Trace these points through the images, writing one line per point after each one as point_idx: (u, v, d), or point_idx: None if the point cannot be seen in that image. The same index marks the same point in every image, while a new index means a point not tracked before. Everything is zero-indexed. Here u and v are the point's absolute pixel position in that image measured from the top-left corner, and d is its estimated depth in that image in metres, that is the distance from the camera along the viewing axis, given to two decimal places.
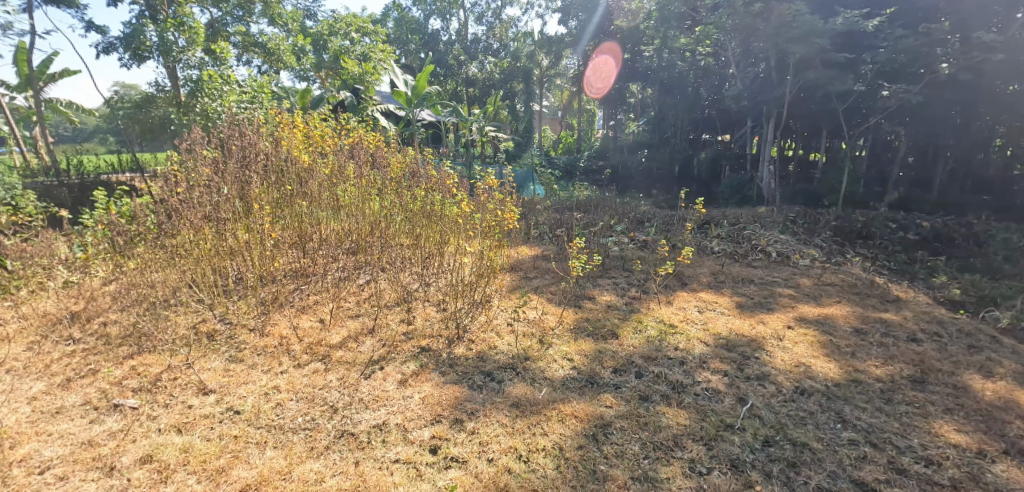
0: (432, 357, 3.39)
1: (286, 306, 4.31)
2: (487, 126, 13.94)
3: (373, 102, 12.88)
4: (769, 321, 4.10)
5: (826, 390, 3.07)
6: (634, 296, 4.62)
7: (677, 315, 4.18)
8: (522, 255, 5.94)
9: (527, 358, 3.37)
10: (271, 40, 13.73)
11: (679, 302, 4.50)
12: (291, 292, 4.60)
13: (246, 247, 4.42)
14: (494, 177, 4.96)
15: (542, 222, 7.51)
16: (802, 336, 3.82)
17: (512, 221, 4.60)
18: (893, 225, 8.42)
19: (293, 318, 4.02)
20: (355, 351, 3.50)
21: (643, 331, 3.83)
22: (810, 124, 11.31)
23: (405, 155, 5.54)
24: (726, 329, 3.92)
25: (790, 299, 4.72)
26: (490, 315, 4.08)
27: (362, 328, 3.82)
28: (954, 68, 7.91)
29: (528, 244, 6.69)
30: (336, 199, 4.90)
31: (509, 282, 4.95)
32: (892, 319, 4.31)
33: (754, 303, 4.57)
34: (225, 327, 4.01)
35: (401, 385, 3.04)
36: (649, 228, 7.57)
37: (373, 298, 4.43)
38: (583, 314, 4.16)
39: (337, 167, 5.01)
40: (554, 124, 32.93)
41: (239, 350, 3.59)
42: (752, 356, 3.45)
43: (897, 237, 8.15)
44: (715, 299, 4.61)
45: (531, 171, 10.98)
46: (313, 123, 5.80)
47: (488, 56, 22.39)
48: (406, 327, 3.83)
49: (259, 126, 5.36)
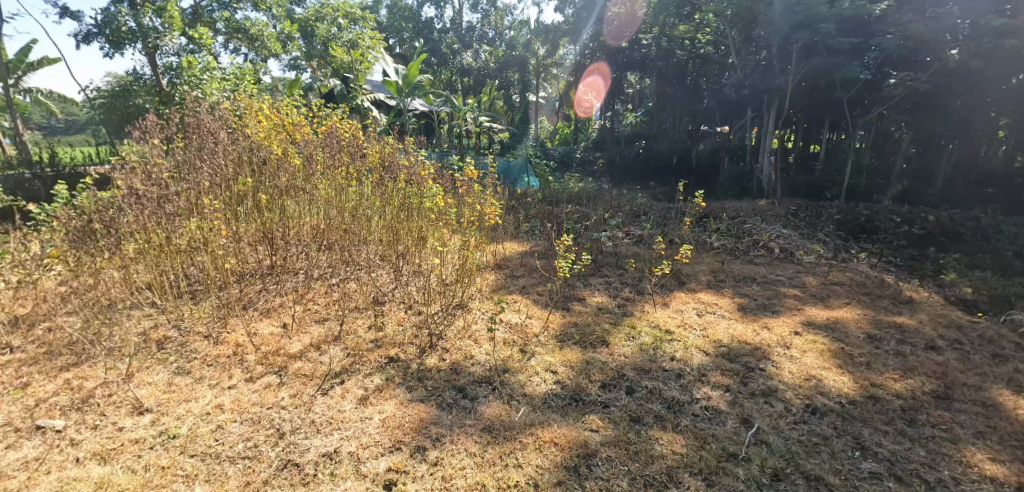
0: (400, 369, 3.04)
1: (249, 308, 3.94)
2: (480, 115, 13.50)
3: (362, 91, 12.43)
4: (775, 326, 3.75)
5: (841, 409, 2.76)
6: (627, 298, 4.26)
7: (675, 319, 3.83)
8: (511, 252, 5.59)
9: (505, 371, 3.01)
10: (256, 26, 13.27)
11: (676, 304, 4.14)
12: (256, 293, 4.20)
13: (205, 244, 4.03)
14: (475, 168, 4.59)
15: (533, 216, 7.13)
16: (810, 344, 3.49)
17: (494, 216, 4.26)
18: (899, 218, 8.08)
19: (252, 324, 3.65)
20: (315, 362, 3.13)
21: (636, 338, 3.48)
22: (811, 115, 10.94)
23: (382, 144, 5.16)
24: (728, 336, 3.57)
25: (796, 300, 4.38)
26: (469, 320, 3.72)
27: (326, 336, 3.45)
28: (964, 54, 7.53)
29: (516, 240, 6.33)
30: (305, 192, 4.57)
31: (494, 282, 4.59)
32: (908, 323, 3.98)
33: (756, 305, 4.22)
34: (178, 334, 3.59)
35: (360, 405, 2.68)
36: (645, 222, 7.21)
37: (343, 298, 4.04)
38: (571, 318, 3.80)
39: (305, 158, 4.62)
40: (552, 115, 32.57)
41: (188, 361, 3.22)
42: (756, 368, 3.11)
43: (902, 232, 7.80)
44: (715, 301, 4.26)
45: (525, 162, 10.56)
46: (284, 109, 5.38)
47: (483, 45, 21.94)
48: (375, 334, 3.46)
49: (222, 113, 4.94)
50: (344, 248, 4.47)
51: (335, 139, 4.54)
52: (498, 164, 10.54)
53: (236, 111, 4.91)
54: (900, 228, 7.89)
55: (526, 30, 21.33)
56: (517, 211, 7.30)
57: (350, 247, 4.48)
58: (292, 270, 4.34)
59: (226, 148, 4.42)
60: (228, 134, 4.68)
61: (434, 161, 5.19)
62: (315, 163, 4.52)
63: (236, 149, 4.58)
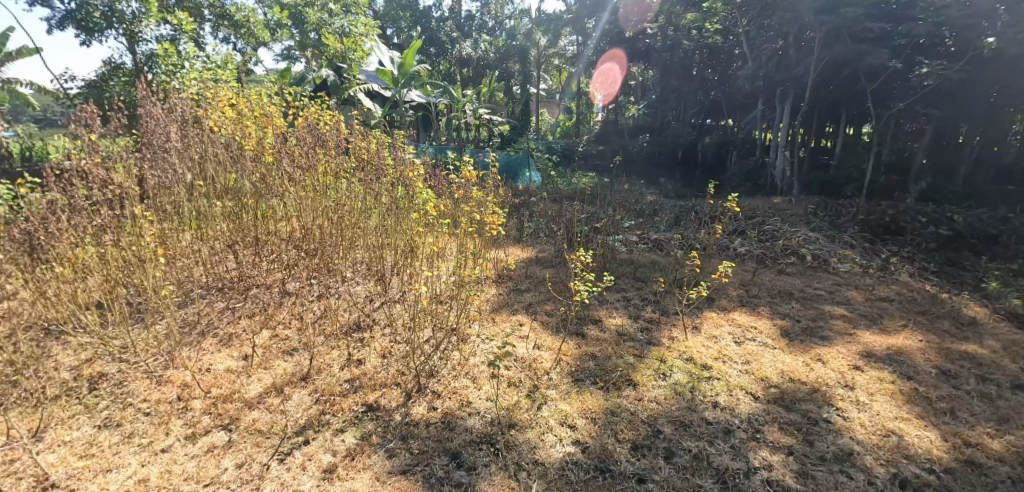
0: (381, 423, 2.48)
1: (212, 333, 3.38)
2: (481, 107, 12.78)
3: (357, 81, 11.74)
4: (830, 358, 3.17)
5: (934, 482, 2.23)
6: (650, 319, 3.66)
7: (710, 350, 3.23)
8: (515, 260, 5.03)
9: (512, 425, 2.44)
10: (241, 11, 12.60)
11: (708, 328, 3.53)
12: (220, 313, 3.61)
13: (145, 260, 3.40)
14: (472, 169, 3.94)
15: (538, 217, 6.53)
16: (877, 383, 2.91)
17: (495, 225, 3.64)
18: (925, 218, 7.48)
19: (208, 359, 3.08)
20: (276, 412, 2.57)
21: (669, 376, 2.89)
22: (830, 108, 10.30)
23: (369, 138, 4.55)
24: (777, 373, 2.97)
25: (845, 321, 3.80)
26: (467, 351, 3.12)
27: (293, 374, 2.86)
28: (1002, 42, 6.91)
29: (521, 245, 5.74)
30: (276, 192, 3.96)
31: (496, 298, 4.01)
32: (981, 353, 3.40)
33: (801, 329, 3.62)
34: (114, 369, 3.01)
35: (324, 481, 2.19)
36: (659, 225, 6.62)
37: (318, 319, 3.46)
38: (587, 348, 3.19)
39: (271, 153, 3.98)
40: (553, 107, 31.98)
41: (121, 407, 2.70)
42: (821, 419, 2.54)
43: (931, 233, 7.15)
44: (753, 324, 3.66)
45: (527, 155, 9.92)
46: (256, 98, 4.71)
47: (484, 35, 21.44)
48: (353, 370, 2.87)
49: (181, 101, 4.31)
50: (321, 257, 3.89)
51: (310, 135, 3.90)
52: (500, 158, 9.83)
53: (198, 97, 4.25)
54: (928, 229, 7.26)
55: (527, 21, 20.51)
56: (520, 214, 6.69)
57: (330, 257, 3.89)
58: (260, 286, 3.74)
59: (179, 146, 3.83)
60: (185, 126, 4.04)
61: (427, 159, 4.56)
62: (285, 158, 3.88)
63: (195, 144, 3.97)
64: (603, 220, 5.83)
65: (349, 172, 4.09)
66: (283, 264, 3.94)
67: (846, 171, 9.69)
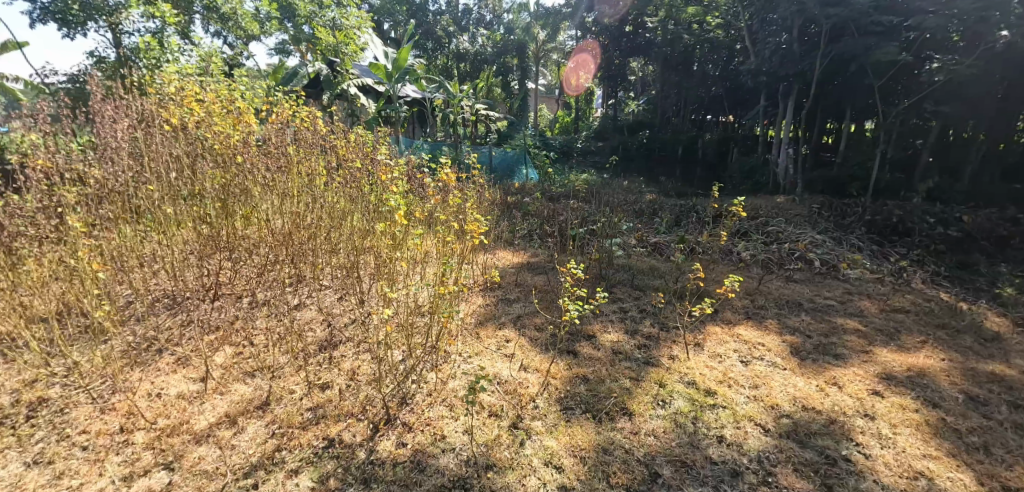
0: (344, 463, 2.20)
1: (171, 348, 3.06)
2: (477, 102, 12.44)
3: (350, 76, 11.37)
4: (845, 381, 2.90)
5: None
6: (648, 335, 3.37)
7: (714, 371, 2.95)
8: (504, 266, 4.75)
9: (490, 465, 2.20)
10: (229, 4, 12.27)
11: (711, 345, 3.24)
12: (184, 327, 3.27)
13: (85, 272, 3.03)
14: (450, 171, 3.65)
15: (532, 218, 6.23)
16: (899, 412, 2.66)
17: (477, 234, 3.36)
18: (933, 218, 7.03)
19: (159, 381, 2.79)
20: (226, 448, 2.29)
21: (669, 404, 2.61)
22: (833, 105, 9.99)
23: (346, 138, 4.27)
24: (789, 399, 2.70)
25: (859, 337, 3.52)
26: (447, 373, 2.84)
27: (250, 402, 2.56)
28: (1016, 36, 6.61)
29: (512, 248, 5.45)
30: (242, 196, 3.72)
31: (481, 310, 3.72)
32: (1008, 374, 3.15)
33: (812, 346, 3.33)
34: (53, 394, 2.68)
35: None
36: (659, 226, 6.31)
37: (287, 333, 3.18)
38: (579, 370, 2.90)
39: (234, 156, 3.73)
40: (551, 103, 31.61)
41: (55, 440, 2.41)
42: (837, 460, 2.30)
43: (939, 233, 6.77)
44: (760, 341, 3.36)
45: (524, 152, 9.55)
46: (226, 92, 4.41)
47: (481, 29, 21.10)
48: (319, 397, 2.57)
49: (141, 93, 3.98)
50: (296, 264, 3.68)
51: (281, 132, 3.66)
52: (493, 155, 9.51)
53: (158, 89, 3.92)
54: (936, 230, 6.84)
55: (525, 15, 20.13)
56: (513, 216, 6.39)
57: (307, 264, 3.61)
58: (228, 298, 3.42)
59: (131, 146, 3.52)
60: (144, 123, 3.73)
61: (408, 159, 4.28)
62: (248, 161, 3.63)
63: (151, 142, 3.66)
64: (600, 221, 5.52)
65: (320, 175, 3.83)
66: (253, 271, 3.69)
67: (850, 169, 9.36)
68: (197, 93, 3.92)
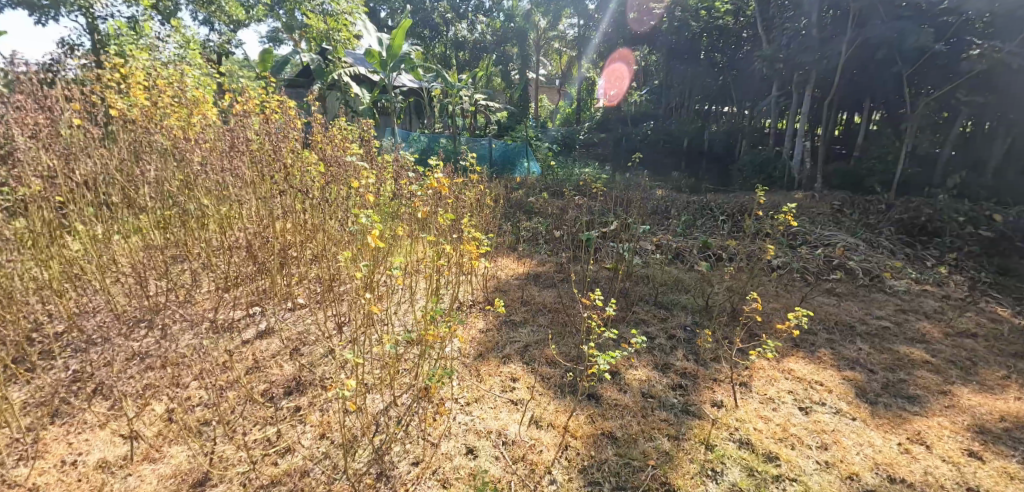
0: None
1: (104, 393, 2.57)
2: (477, 92, 11.79)
3: (342, 64, 10.72)
4: (933, 438, 2.36)
5: None
6: (683, 372, 2.81)
7: (771, 422, 2.41)
8: (508, 277, 4.17)
9: None
10: None
11: (759, 385, 2.69)
12: (132, 359, 2.81)
13: None
14: (442, 176, 3.07)
15: (537, 218, 5.64)
16: (1009, 485, 2.15)
17: (475, 256, 2.84)
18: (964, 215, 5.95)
19: (79, 448, 2.30)
20: None
21: (722, 477, 2.11)
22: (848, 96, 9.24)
23: (311, 135, 3.86)
24: (868, 467, 2.18)
25: (932, 370, 2.97)
26: (442, 433, 2.33)
27: (186, 476, 2.18)
28: None
29: (516, 254, 4.87)
30: (195, 201, 3.33)
31: (481, 337, 3.15)
32: None
33: (879, 385, 2.77)
34: None
35: None
36: (677, 229, 5.71)
37: (249, 369, 2.79)
38: (604, 423, 2.37)
39: (181, 156, 3.32)
40: (551, 93, 30.88)
41: None
42: None
43: (970, 234, 5.72)
44: (817, 378, 2.80)
45: (525, 144, 8.94)
46: (178, 81, 3.93)
47: (480, 16, 20.38)
48: (272, 472, 2.18)
49: (77, 89, 3.54)
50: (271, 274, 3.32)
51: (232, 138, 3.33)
52: (494, 147, 8.90)
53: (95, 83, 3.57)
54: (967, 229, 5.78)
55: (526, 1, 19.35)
56: (516, 216, 5.81)
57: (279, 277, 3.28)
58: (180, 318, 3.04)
59: (58, 152, 3.12)
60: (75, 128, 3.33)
61: (392, 159, 3.75)
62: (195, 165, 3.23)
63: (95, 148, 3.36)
64: (613, 224, 4.91)
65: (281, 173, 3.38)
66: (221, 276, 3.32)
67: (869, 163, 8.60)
68: (143, 81, 3.64)
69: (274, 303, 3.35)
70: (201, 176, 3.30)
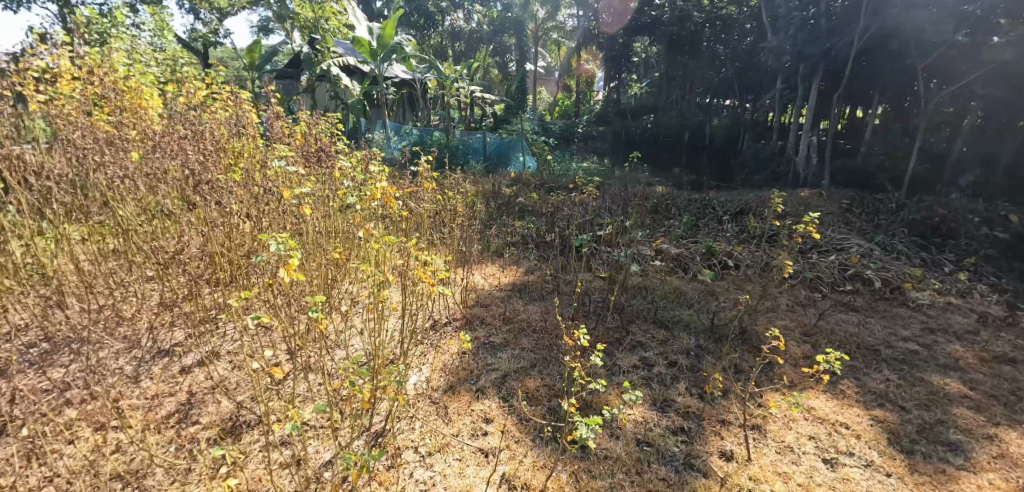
0: None
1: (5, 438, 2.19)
2: (470, 84, 11.31)
3: (331, 54, 10.22)
4: None
5: None
6: (686, 411, 2.41)
7: (792, 483, 2.03)
8: (492, 288, 3.76)
9: None
10: None
11: (774, 428, 2.29)
12: (48, 392, 2.42)
13: None
14: (389, 183, 2.59)
15: (527, 220, 5.21)
16: None
17: (434, 280, 2.39)
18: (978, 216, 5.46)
19: None
20: None
21: None
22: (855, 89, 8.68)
23: (260, 133, 3.41)
24: None
25: (974, 408, 2.58)
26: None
27: None
28: None
29: (502, 260, 4.46)
30: (124, 209, 2.91)
31: (452, 364, 2.73)
32: None
33: (914, 429, 2.38)
34: None
35: None
36: (677, 232, 5.28)
37: (180, 404, 2.40)
38: (590, 484, 2.00)
39: (108, 159, 2.89)
40: (550, 85, 30.41)
41: None
42: None
43: (985, 235, 5.24)
44: (841, 419, 2.40)
45: (520, 138, 8.50)
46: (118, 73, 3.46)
47: (477, 5, 19.83)
48: None
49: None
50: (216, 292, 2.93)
51: (167, 141, 2.91)
52: (487, 141, 8.43)
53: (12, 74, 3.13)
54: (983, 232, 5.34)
55: None
56: (505, 217, 5.38)
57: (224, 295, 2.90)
58: (106, 345, 2.64)
59: None
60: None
61: (349, 161, 3.27)
62: (119, 170, 2.81)
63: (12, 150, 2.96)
64: (607, 228, 4.48)
65: (222, 173, 2.94)
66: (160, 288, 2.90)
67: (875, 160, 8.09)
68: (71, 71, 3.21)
69: (222, 321, 2.94)
70: (122, 178, 2.85)
